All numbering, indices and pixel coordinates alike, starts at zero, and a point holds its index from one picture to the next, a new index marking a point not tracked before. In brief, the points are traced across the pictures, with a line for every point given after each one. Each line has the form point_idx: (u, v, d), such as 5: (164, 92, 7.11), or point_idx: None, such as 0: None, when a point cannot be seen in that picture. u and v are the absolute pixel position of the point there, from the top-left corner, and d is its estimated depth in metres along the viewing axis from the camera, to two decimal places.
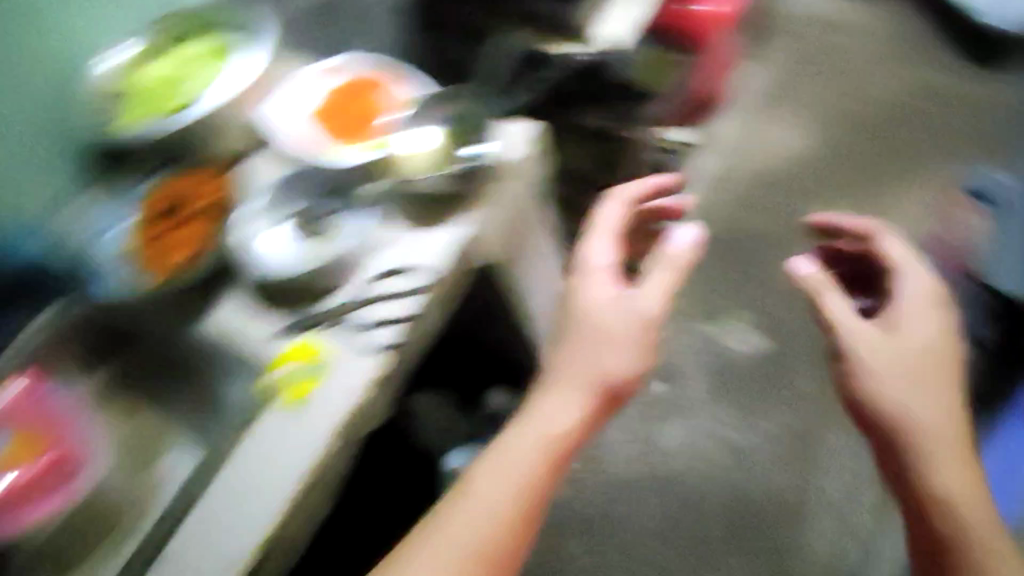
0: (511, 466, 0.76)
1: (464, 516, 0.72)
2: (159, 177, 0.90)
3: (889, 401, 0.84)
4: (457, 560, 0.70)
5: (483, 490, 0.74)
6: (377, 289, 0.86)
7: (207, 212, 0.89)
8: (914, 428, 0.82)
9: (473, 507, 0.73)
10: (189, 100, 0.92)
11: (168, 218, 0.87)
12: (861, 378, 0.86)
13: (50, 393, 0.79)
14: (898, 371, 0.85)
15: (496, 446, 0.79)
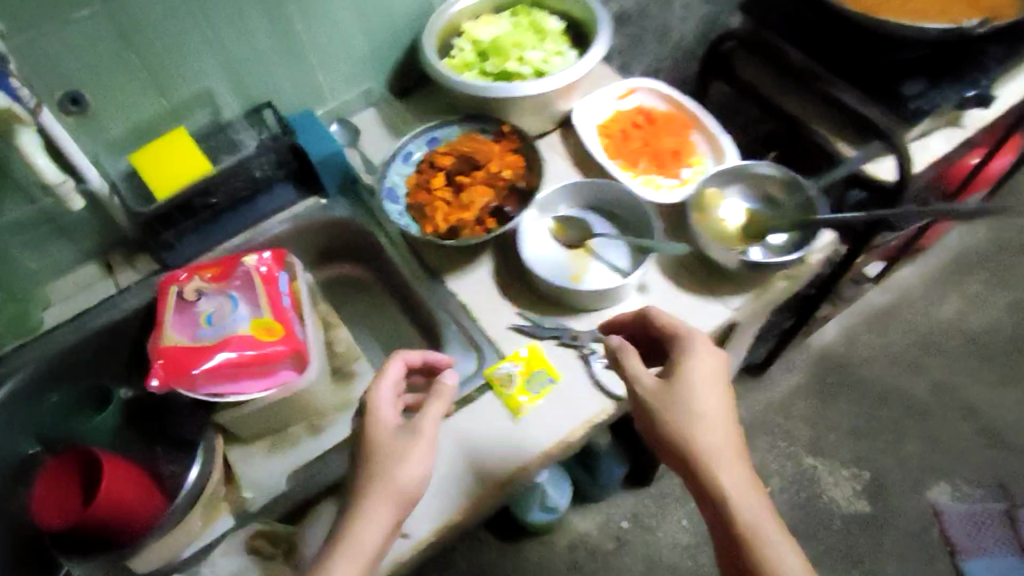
0: (401, 451, 0.67)
1: (362, 545, 0.63)
2: (456, 130, 0.93)
3: (757, 528, 0.62)
4: (362, 557, 0.62)
5: (371, 526, 0.63)
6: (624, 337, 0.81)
7: (498, 185, 0.88)
8: (698, 453, 0.65)
9: (360, 543, 0.63)
10: (515, 71, 0.95)
11: (458, 179, 0.87)
12: (767, 535, 0.62)
13: (280, 277, 0.85)
14: (767, 505, 0.64)
15: (383, 477, 0.66)
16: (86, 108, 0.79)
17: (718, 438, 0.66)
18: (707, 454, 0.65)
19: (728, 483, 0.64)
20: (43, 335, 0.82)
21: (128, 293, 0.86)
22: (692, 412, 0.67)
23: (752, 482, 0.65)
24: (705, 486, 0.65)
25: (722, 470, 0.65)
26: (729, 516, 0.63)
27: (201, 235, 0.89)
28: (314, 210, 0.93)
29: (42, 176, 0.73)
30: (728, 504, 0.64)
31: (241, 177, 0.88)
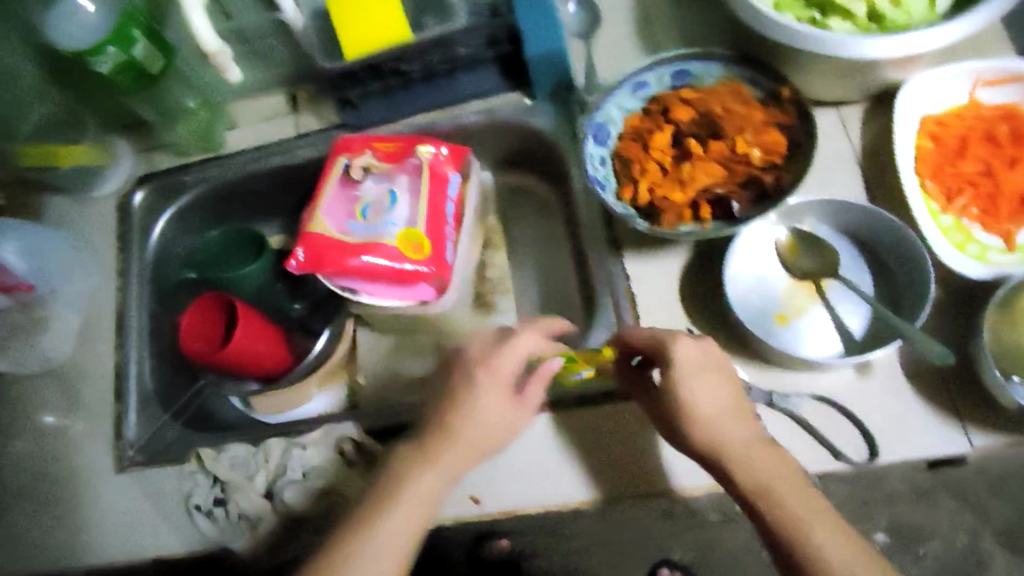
0: (484, 439, 0.59)
1: (415, 513, 0.56)
2: (718, 68, 0.67)
3: (797, 511, 0.53)
4: (421, 508, 0.57)
5: (399, 512, 0.56)
6: (804, 418, 0.62)
7: (738, 169, 0.65)
8: (710, 446, 0.55)
9: (417, 486, 0.57)
10: (841, 3, 0.65)
11: (689, 144, 0.65)
12: (810, 528, 0.52)
13: (448, 180, 0.75)
14: (809, 490, 0.54)
15: (457, 437, 0.58)
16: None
17: (734, 432, 0.55)
18: (713, 425, 0.56)
19: (717, 434, 0.55)
20: (223, 157, 0.80)
21: (308, 139, 0.78)
22: (707, 421, 0.56)
23: (775, 455, 0.55)
24: (735, 485, 0.55)
25: (747, 460, 0.55)
26: (770, 515, 0.53)
27: (385, 101, 0.77)
28: (512, 110, 0.76)
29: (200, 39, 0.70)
30: (772, 511, 0.53)
31: (441, 50, 0.72)
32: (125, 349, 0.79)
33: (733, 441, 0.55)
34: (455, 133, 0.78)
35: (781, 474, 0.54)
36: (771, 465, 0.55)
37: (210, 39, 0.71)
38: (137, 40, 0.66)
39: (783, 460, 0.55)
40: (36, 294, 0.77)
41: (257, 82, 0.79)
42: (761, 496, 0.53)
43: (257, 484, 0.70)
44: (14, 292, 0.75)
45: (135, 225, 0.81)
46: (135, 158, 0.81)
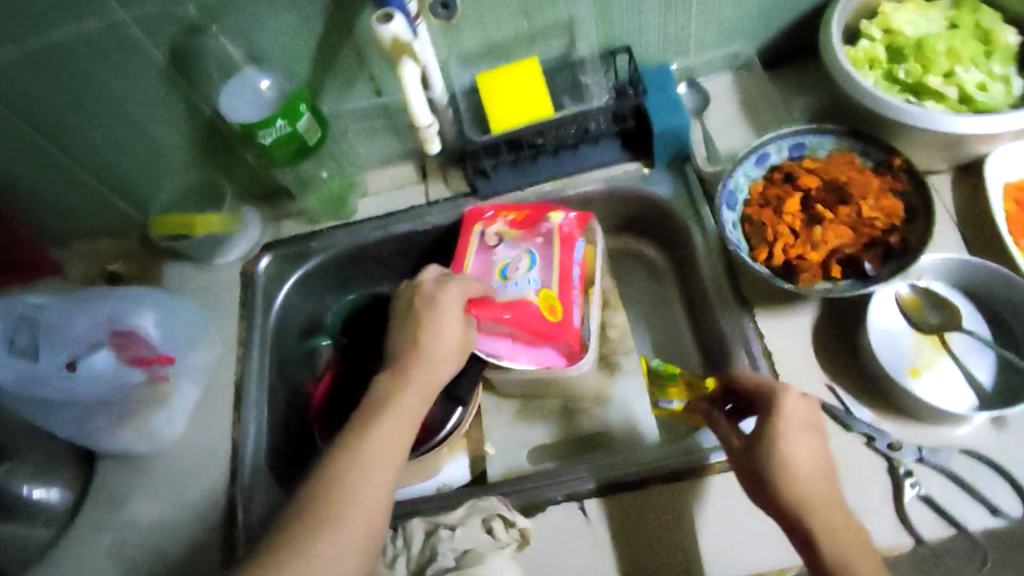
0: (444, 353, 0.66)
1: (382, 450, 0.59)
2: (830, 141, 0.75)
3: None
4: (401, 428, 0.61)
5: (377, 437, 0.60)
6: (956, 473, 0.67)
7: (864, 230, 0.71)
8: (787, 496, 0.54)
9: (392, 418, 0.61)
10: (935, 88, 0.72)
11: (816, 209, 0.72)
12: None
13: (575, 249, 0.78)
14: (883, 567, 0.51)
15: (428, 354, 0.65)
16: (454, 16, 0.71)
17: (814, 470, 0.55)
18: (797, 462, 0.55)
19: (801, 479, 0.54)
20: (351, 225, 0.82)
21: (437, 208, 0.82)
22: (793, 462, 0.55)
23: (851, 521, 0.53)
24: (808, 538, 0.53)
25: (824, 514, 0.53)
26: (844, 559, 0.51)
27: (514, 171, 0.81)
28: (634, 179, 0.81)
29: (416, 115, 0.69)
30: (841, 555, 0.51)
31: (575, 126, 0.78)
32: (242, 420, 0.75)
33: (812, 497, 0.54)
34: (577, 200, 0.83)
35: (854, 540, 0.52)
36: (844, 529, 0.53)
37: (424, 115, 0.70)
38: (302, 114, 0.71)
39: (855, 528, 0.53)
40: (173, 369, 0.76)
41: (390, 153, 0.84)
42: (832, 535, 0.52)
43: (400, 567, 0.68)
44: (156, 368, 0.74)
45: (258, 292, 0.80)
46: (263, 228, 0.84)
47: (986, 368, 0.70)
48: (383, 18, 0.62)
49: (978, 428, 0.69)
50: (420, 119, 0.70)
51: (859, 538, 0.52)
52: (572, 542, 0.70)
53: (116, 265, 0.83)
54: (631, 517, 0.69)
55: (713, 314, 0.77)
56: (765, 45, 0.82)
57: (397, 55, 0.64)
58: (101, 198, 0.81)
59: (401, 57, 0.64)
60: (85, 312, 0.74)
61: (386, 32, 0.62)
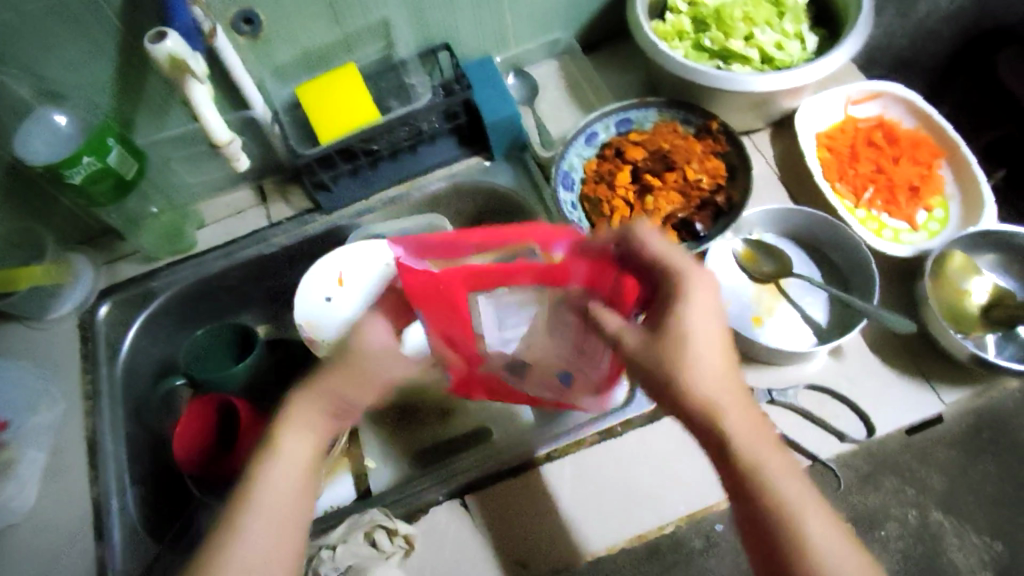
0: (361, 378, 0.57)
1: (285, 485, 0.53)
2: (654, 113, 0.78)
3: (778, 478, 0.50)
4: (303, 453, 0.54)
5: (294, 437, 0.55)
6: (804, 408, 0.71)
7: (692, 194, 0.74)
8: (708, 409, 0.51)
9: (284, 454, 0.54)
10: (737, 52, 0.75)
11: (646, 179, 0.75)
12: (793, 501, 0.50)
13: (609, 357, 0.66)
14: (786, 463, 0.52)
15: (346, 365, 0.56)
16: (259, 32, 0.69)
17: (709, 376, 0.52)
18: (694, 376, 0.52)
19: (699, 392, 0.51)
20: (193, 257, 0.79)
21: (282, 227, 0.79)
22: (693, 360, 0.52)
23: (762, 424, 0.53)
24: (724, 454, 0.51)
25: (738, 421, 0.51)
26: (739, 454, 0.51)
27: (356, 181, 0.80)
28: (475, 173, 0.81)
29: (210, 132, 0.65)
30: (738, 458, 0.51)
31: (406, 128, 0.77)
32: (101, 477, 0.71)
33: (730, 409, 0.52)
34: (424, 202, 0.82)
35: (767, 451, 0.51)
36: (757, 435, 0.52)
37: (224, 134, 0.66)
38: (111, 148, 0.69)
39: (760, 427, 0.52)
40: (10, 435, 0.72)
41: (224, 179, 0.81)
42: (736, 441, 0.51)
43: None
44: None
45: (101, 342, 0.76)
46: (96, 273, 0.80)
47: (818, 305, 0.74)
48: (158, 37, 0.59)
49: (819, 362, 0.73)
50: (222, 141, 0.66)
51: (766, 441, 0.52)
52: (460, 541, 0.70)
53: None
54: (516, 504, 0.71)
55: None
56: (582, 27, 0.84)
57: (179, 74, 0.61)
58: None
59: (185, 77, 0.61)
60: None
61: (160, 50, 0.58)
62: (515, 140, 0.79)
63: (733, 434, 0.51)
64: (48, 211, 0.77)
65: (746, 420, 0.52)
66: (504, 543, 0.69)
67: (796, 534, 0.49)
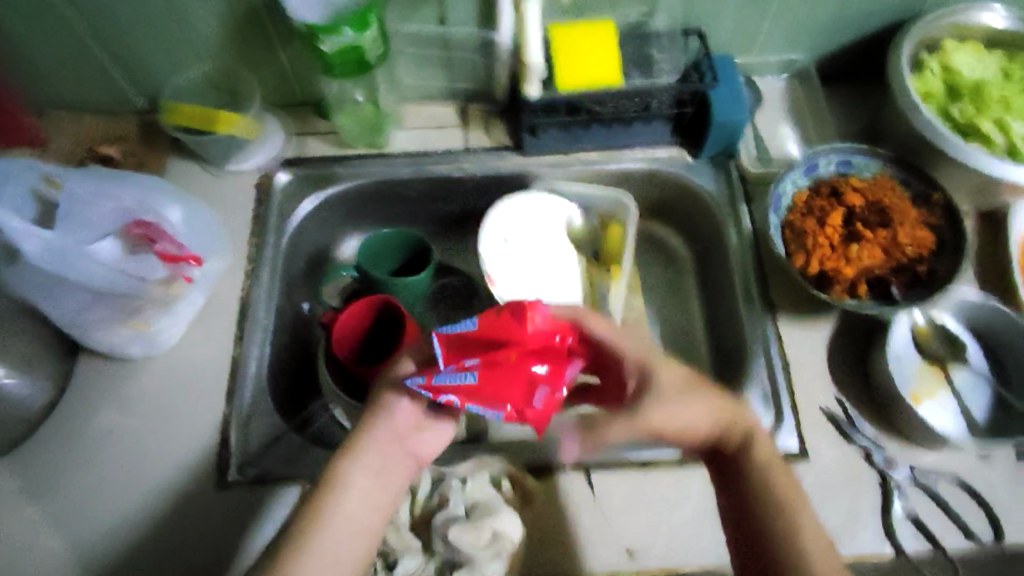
0: (397, 440, 0.57)
1: (351, 510, 0.53)
2: (875, 164, 0.79)
3: (790, 518, 0.53)
4: (367, 493, 0.54)
5: (368, 458, 0.55)
6: (941, 497, 0.69)
7: (896, 254, 0.74)
8: (721, 438, 0.58)
9: (350, 479, 0.54)
10: (986, 132, 0.76)
11: (856, 227, 0.75)
12: (804, 540, 0.52)
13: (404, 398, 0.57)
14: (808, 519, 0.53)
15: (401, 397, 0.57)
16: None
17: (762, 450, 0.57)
18: (741, 417, 0.58)
19: (753, 437, 0.57)
20: (388, 157, 0.78)
21: (477, 155, 0.79)
22: (668, 414, 0.55)
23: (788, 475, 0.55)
24: (738, 489, 0.56)
25: (758, 463, 0.55)
26: (763, 495, 0.54)
27: (563, 134, 0.80)
28: (676, 165, 0.83)
29: (528, 52, 0.69)
30: (753, 487, 0.55)
31: (636, 100, 0.78)
32: (247, 340, 0.70)
33: (743, 449, 0.56)
34: (614, 175, 0.83)
35: (776, 495, 0.54)
36: (773, 481, 0.55)
37: (504, 26, 0.71)
38: (371, 26, 0.65)
39: (782, 478, 0.55)
40: (198, 273, 0.68)
41: (436, 91, 0.81)
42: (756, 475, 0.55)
43: (403, 514, 0.66)
44: (183, 267, 0.67)
45: (276, 208, 0.75)
46: (285, 139, 0.78)
47: (977, 403, 0.73)
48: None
49: (966, 460, 0.71)
50: (500, 29, 0.72)
51: (786, 486, 0.54)
52: (577, 508, 0.68)
53: (110, 147, 0.73)
54: (643, 492, 0.69)
55: (742, 310, 0.78)
56: (822, 58, 0.88)
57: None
58: (99, 69, 0.72)
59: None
60: (112, 195, 0.65)
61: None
62: (723, 152, 0.83)
63: (741, 467, 0.56)
64: (260, 61, 0.74)
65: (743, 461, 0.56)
66: (617, 526, 0.67)
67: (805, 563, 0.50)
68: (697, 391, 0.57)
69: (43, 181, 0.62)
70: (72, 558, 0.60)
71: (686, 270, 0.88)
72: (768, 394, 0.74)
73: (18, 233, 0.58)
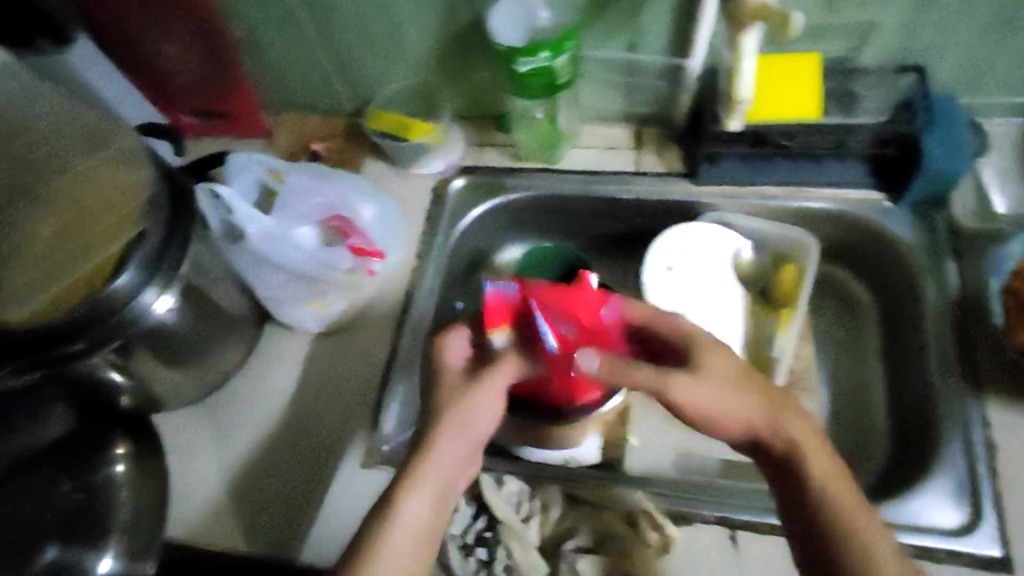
0: (474, 418, 0.56)
1: (403, 550, 0.51)
2: None
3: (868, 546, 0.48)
4: (420, 526, 0.52)
5: (420, 491, 0.53)
6: None
7: None
8: (769, 436, 0.53)
9: (404, 513, 0.52)
10: None
11: None
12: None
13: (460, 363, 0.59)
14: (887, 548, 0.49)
15: (456, 412, 0.55)
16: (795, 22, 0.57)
17: (816, 453, 0.51)
18: (791, 415, 0.53)
19: (805, 443, 0.52)
20: (558, 174, 0.78)
21: (647, 179, 0.77)
22: (715, 378, 0.54)
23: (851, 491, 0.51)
24: (798, 499, 0.51)
25: (816, 475, 0.51)
26: (833, 513, 0.49)
27: (742, 165, 0.75)
28: (869, 211, 0.75)
29: (735, 90, 0.64)
30: (814, 500, 0.50)
31: (832, 136, 0.71)
32: (406, 332, 0.73)
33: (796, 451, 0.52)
34: (794, 214, 0.77)
35: (841, 510, 0.50)
36: (842, 497, 0.50)
37: (696, 54, 0.70)
38: (565, 51, 0.67)
39: (846, 495, 0.50)
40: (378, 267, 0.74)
41: (614, 113, 0.81)
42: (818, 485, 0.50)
43: (531, 531, 0.62)
44: (368, 260, 0.73)
45: (447, 212, 0.78)
46: (465, 149, 0.82)
47: None
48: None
49: None
50: (690, 57, 0.70)
51: (854, 506, 0.50)
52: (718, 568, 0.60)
53: (321, 144, 0.82)
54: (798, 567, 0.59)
55: (938, 382, 0.67)
56: None
57: (750, 19, 0.59)
58: (318, 77, 0.81)
59: (751, 23, 0.59)
60: (318, 190, 0.72)
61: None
62: (930, 202, 0.73)
63: (793, 471, 0.52)
64: (453, 76, 0.79)
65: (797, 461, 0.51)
66: None
67: None
68: (739, 375, 0.54)
69: (268, 173, 0.71)
70: (237, 503, 0.67)
71: (868, 327, 0.79)
72: (962, 486, 0.62)
73: (245, 218, 0.66)
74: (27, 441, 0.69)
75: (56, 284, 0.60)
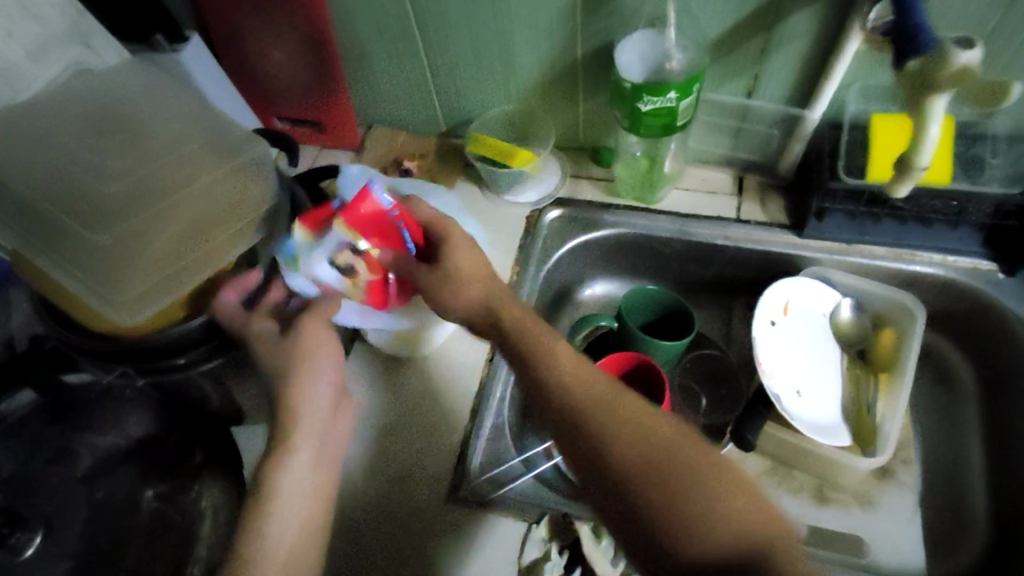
0: (320, 398, 0.56)
1: (296, 502, 0.51)
2: None
3: (666, 450, 0.47)
4: (316, 487, 0.53)
5: (302, 453, 0.53)
6: None
7: None
8: (546, 377, 0.53)
9: (292, 475, 0.52)
10: None
11: None
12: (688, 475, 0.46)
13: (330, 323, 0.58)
14: (688, 448, 0.48)
15: (307, 364, 0.56)
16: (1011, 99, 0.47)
17: (585, 379, 0.52)
18: (546, 352, 0.54)
19: (567, 376, 0.52)
20: (656, 213, 0.76)
21: (747, 228, 0.75)
22: (520, 320, 0.57)
23: (639, 403, 0.51)
24: (581, 445, 0.49)
25: (599, 404, 0.50)
26: (614, 435, 0.48)
27: (851, 224, 0.73)
28: (980, 280, 0.72)
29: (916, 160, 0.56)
30: (605, 437, 0.48)
31: (951, 202, 0.69)
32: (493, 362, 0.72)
33: (564, 381, 0.52)
34: (900, 277, 0.75)
35: (620, 426, 0.49)
36: (622, 412, 0.50)
37: (818, 106, 0.69)
38: (690, 94, 0.65)
39: (626, 407, 0.50)
40: None
41: (717, 158, 0.80)
42: (588, 410, 0.50)
43: None
44: None
45: (540, 242, 0.76)
46: (560, 180, 0.80)
47: None
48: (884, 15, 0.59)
49: None
50: (811, 109, 0.70)
51: (640, 416, 0.50)
52: None
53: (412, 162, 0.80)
54: None
55: None
56: None
57: (938, 85, 0.51)
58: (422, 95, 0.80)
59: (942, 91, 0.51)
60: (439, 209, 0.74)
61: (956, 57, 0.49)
62: None
63: (569, 410, 0.50)
64: (560, 106, 0.78)
65: (569, 390, 0.51)
66: None
67: (694, 507, 0.45)
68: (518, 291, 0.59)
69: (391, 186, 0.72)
70: None
71: (967, 400, 0.75)
72: None
73: None
74: (105, 442, 0.63)
75: (173, 295, 0.57)
